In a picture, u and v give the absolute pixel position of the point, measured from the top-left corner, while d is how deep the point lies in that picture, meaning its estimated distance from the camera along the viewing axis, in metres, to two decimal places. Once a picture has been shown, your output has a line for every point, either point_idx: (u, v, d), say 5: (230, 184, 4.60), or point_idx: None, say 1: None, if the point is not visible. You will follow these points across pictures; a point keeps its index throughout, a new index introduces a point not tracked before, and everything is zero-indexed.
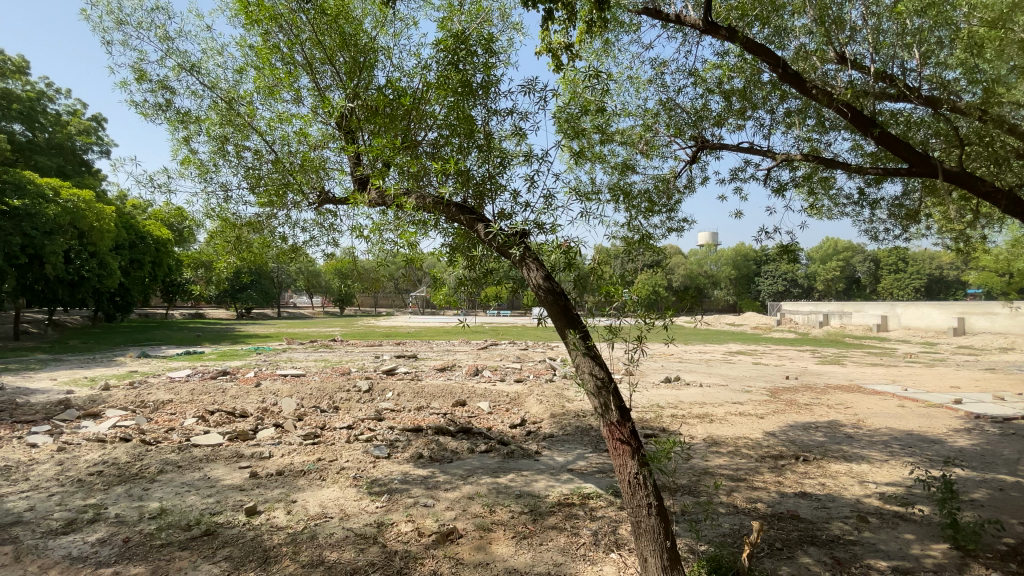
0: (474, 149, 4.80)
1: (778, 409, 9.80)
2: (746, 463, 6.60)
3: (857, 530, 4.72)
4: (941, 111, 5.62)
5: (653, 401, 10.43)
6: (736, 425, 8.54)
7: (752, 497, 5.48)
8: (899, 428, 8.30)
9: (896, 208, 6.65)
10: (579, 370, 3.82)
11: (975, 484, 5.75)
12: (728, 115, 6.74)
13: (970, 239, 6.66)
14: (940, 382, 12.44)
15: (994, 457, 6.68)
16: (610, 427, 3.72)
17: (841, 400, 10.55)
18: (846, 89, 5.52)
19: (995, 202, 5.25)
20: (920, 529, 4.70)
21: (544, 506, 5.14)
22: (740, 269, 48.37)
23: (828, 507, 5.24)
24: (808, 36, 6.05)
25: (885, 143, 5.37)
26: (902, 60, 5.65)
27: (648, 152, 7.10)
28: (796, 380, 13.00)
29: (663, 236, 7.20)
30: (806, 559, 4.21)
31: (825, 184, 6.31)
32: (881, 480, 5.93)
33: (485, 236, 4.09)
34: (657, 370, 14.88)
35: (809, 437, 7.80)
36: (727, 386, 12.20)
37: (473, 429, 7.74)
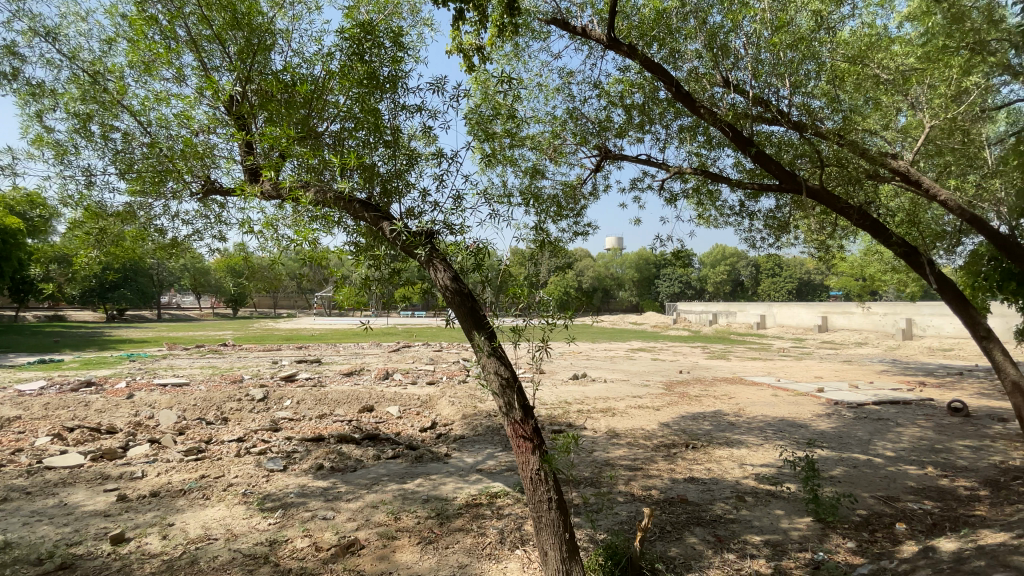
0: (380, 145, 4.64)
1: (672, 401, 10.61)
2: (643, 453, 7.05)
3: (736, 509, 5.23)
4: (807, 135, 6.40)
5: (562, 397, 10.79)
6: (635, 418, 9.08)
7: (648, 485, 5.87)
8: (772, 415, 9.35)
9: (771, 219, 7.47)
10: (485, 370, 3.84)
11: (833, 463, 6.61)
12: (629, 128, 7.16)
13: (828, 248, 7.66)
14: (806, 373, 14.21)
15: (847, 438, 7.75)
16: (514, 426, 3.78)
17: (726, 391, 11.67)
18: (729, 110, 6.11)
19: (847, 216, 6.08)
20: (788, 505, 5.32)
21: (451, 509, 5.09)
22: (643, 272, 51.67)
23: (713, 490, 5.74)
24: (698, 60, 6.59)
25: (760, 161, 6.03)
26: (776, 88, 6.34)
27: (557, 159, 7.33)
28: (689, 374, 14.15)
29: (570, 240, 7.46)
30: (692, 539, 4.59)
31: (711, 197, 6.92)
32: (757, 463, 6.61)
33: (389, 234, 3.98)
34: (567, 367, 15.45)
35: (698, 426, 8.53)
36: (629, 381, 12.99)
37: (380, 435, 7.49)
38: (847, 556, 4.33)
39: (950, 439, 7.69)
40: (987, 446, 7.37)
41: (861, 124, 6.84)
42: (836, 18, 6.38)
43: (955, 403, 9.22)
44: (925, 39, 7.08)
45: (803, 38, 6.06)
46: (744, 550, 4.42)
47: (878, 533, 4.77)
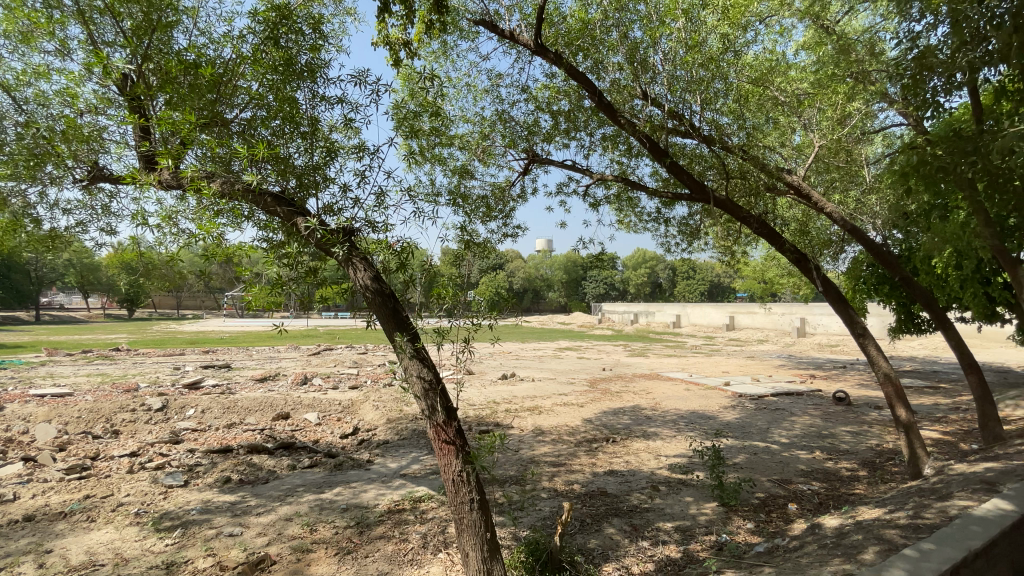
0: (297, 136, 4.41)
1: (595, 397, 11.03)
2: (566, 449, 7.26)
3: (651, 498, 5.53)
4: (716, 149, 6.91)
5: (490, 397, 10.84)
6: (560, 415, 9.33)
7: (570, 480, 6.05)
8: (685, 408, 10.00)
9: (684, 226, 7.98)
10: (407, 372, 3.75)
11: (736, 451, 7.19)
12: (556, 133, 7.34)
13: (733, 254, 8.32)
14: (715, 369, 15.36)
15: (749, 427, 8.47)
16: (437, 429, 3.73)
17: (645, 387, 12.30)
18: (646, 122, 6.47)
19: (748, 224, 6.63)
20: (697, 492, 5.71)
21: (372, 517, 4.94)
22: (571, 273, 53.15)
23: (630, 481, 6.04)
24: (619, 72, 6.89)
25: (673, 171, 6.44)
26: (689, 104, 6.79)
27: (485, 160, 7.35)
28: (611, 372, 14.77)
29: (498, 241, 7.51)
30: (610, 530, 4.79)
31: (631, 203, 7.27)
32: (670, 453, 7.04)
33: (303, 230, 3.79)
34: (495, 367, 15.55)
35: (618, 420, 8.93)
36: (555, 379, 13.32)
37: (295, 443, 7.10)
38: (747, 536, 4.72)
39: (834, 426, 8.65)
40: (863, 430, 8.37)
41: (764, 140, 7.49)
42: (741, 42, 6.96)
43: (838, 393, 10.39)
44: (817, 67, 7.90)
45: (713, 58, 6.55)
46: (657, 537, 4.69)
47: (773, 513, 5.25)
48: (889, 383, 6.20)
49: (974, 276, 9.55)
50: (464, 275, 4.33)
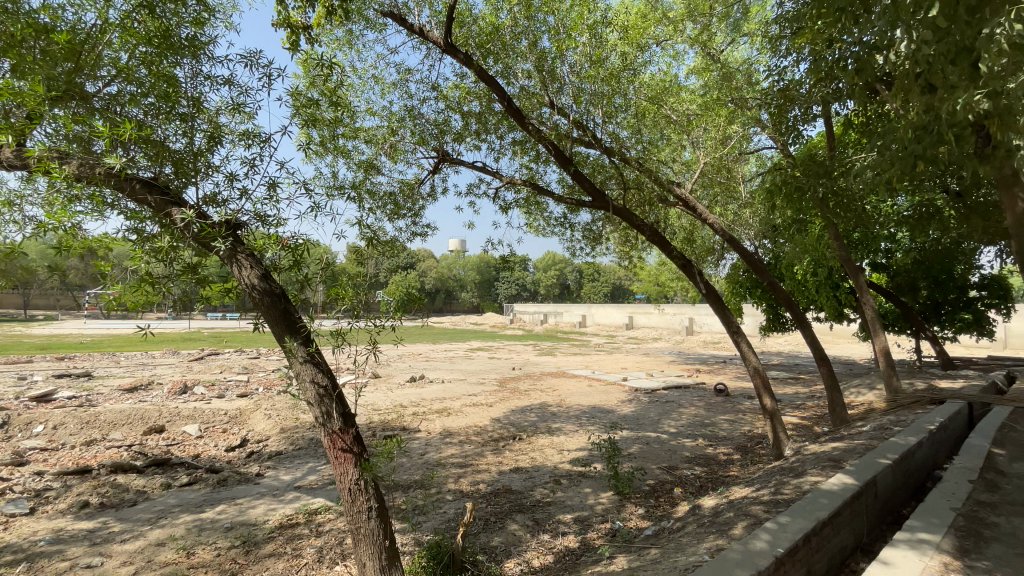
0: (177, 118, 3.97)
1: (503, 397, 11.19)
2: (473, 450, 7.30)
3: (553, 492, 5.74)
4: (616, 159, 7.33)
5: (396, 401, 10.56)
6: (468, 415, 9.36)
7: (475, 480, 6.09)
8: (587, 403, 10.51)
9: (588, 231, 8.34)
10: (299, 378, 3.53)
11: (632, 442, 7.70)
12: (466, 134, 7.34)
13: (631, 258, 8.89)
14: (615, 366, 16.33)
15: (643, 419, 9.13)
16: (333, 437, 3.56)
17: (551, 385, 12.73)
18: (552, 130, 6.69)
19: (643, 232, 7.13)
20: (595, 483, 6.03)
21: (261, 534, 4.59)
22: (483, 274, 53.31)
23: (534, 477, 6.22)
24: (528, 79, 7.07)
25: (577, 179, 6.78)
26: (592, 115, 7.14)
27: (393, 156, 7.16)
28: (519, 371, 15.09)
29: (406, 240, 7.34)
30: (513, 526, 4.90)
31: (538, 207, 7.47)
32: (573, 448, 7.36)
33: (178, 223, 3.40)
34: (404, 369, 15.18)
35: (524, 418, 9.15)
36: (465, 380, 13.33)
37: (171, 459, 6.38)
38: (638, 521, 5.06)
39: (714, 415, 9.60)
40: (738, 418, 9.39)
41: (659, 154, 8.11)
42: (639, 61, 7.46)
43: (719, 385, 11.54)
44: (704, 91, 8.69)
45: (614, 74, 6.96)
46: (557, 529, 4.87)
47: (661, 498, 5.69)
48: (758, 375, 7.00)
49: (825, 281, 11.14)
50: (367, 274, 4.16)
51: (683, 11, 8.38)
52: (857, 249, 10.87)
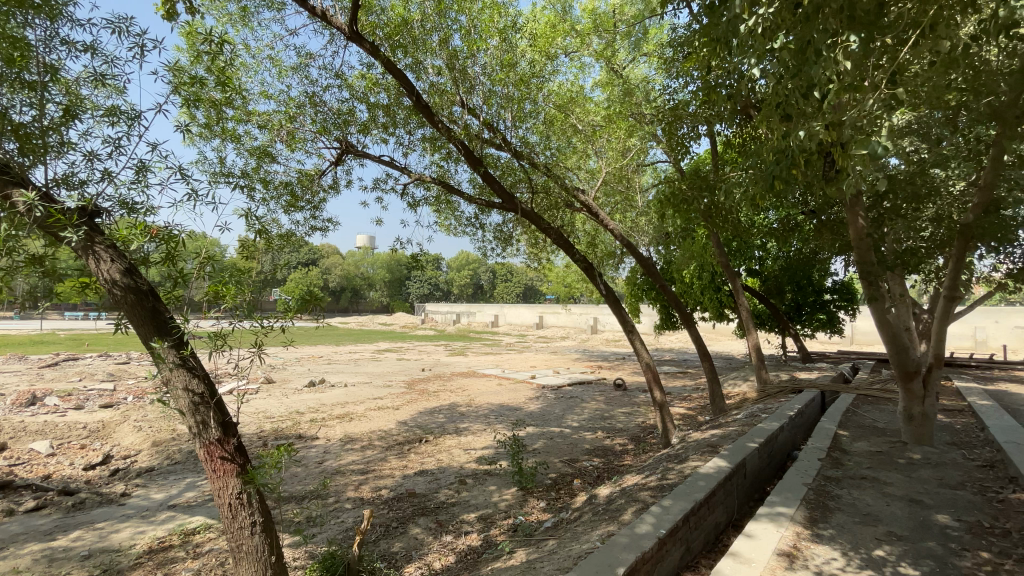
0: (22, 84, 3.40)
1: (410, 399, 10.96)
2: (375, 454, 7.06)
3: (458, 492, 5.73)
4: (525, 163, 7.48)
5: (293, 407, 9.90)
6: (372, 420, 9.03)
7: (377, 486, 5.90)
8: (495, 402, 10.63)
9: (498, 232, 8.39)
10: (170, 385, 3.20)
11: (536, 438, 7.93)
12: (373, 126, 7.09)
13: (539, 259, 9.15)
14: (524, 364, 16.71)
15: (548, 416, 9.42)
16: (210, 448, 3.26)
17: (460, 385, 12.69)
18: (462, 129, 6.67)
19: (549, 235, 7.36)
20: (500, 480, 6.12)
21: (125, 561, 4.07)
22: (393, 273, 51.70)
23: (439, 478, 6.15)
24: (438, 76, 6.99)
25: (486, 180, 6.84)
26: (502, 118, 7.24)
27: (291, 144, 6.71)
28: (429, 372, 14.87)
29: (305, 235, 6.93)
30: (415, 530, 4.82)
31: (448, 207, 7.41)
32: (479, 447, 7.40)
33: (17, 206, 2.92)
34: (303, 373, 14.29)
35: (431, 420, 9.04)
36: (370, 383, 12.83)
37: (11, 482, 5.44)
38: (539, 514, 5.20)
39: (613, 409, 10.18)
40: (634, 410, 10.05)
41: (566, 161, 8.42)
42: (548, 70, 7.70)
43: (618, 381, 12.27)
44: (607, 103, 9.18)
45: (523, 80, 7.12)
46: (460, 528, 4.86)
47: (562, 490, 5.90)
48: (649, 371, 7.54)
49: (709, 284, 12.41)
50: (257, 271, 3.85)
51: (588, 25, 8.80)
52: (735, 257, 12.16)
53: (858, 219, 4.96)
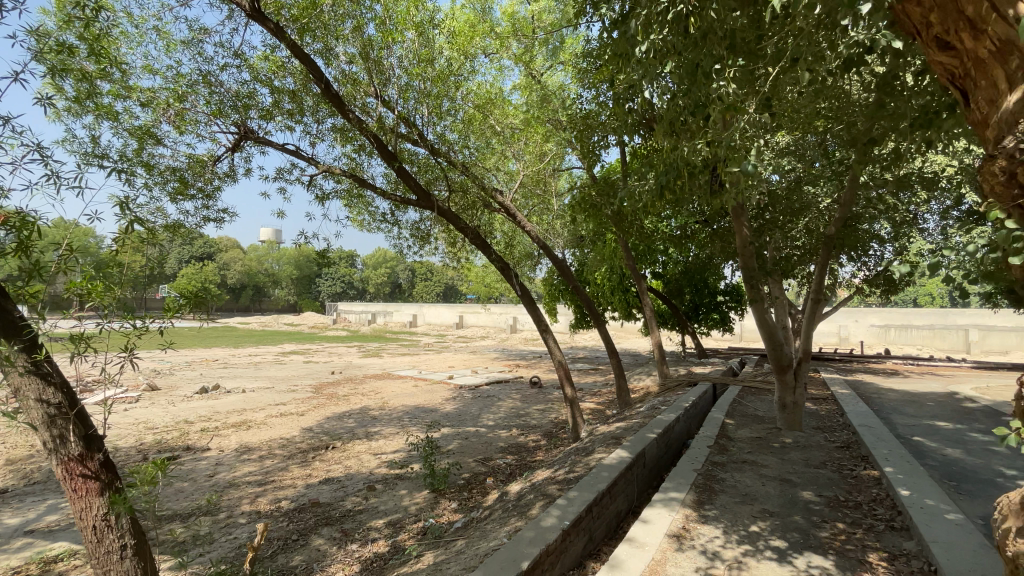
0: None
1: (318, 403, 10.40)
2: (276, 464, 6.61)
3: (366, 499, 5.52)
4: (443, 161, 7.38)
5: (182, 417, 8.98)
6: (274, 427, 8.45)
7: (277, 498, 5.53)
8: (410, 404, 10.41)
9: (415, 230, 8.18)
10: (18, 396, 2.78)
11: (451, 438, 7.88)
12: (277, 112, 6.63)
13: (457, 259, 9.08)
14: (442, 364, 16.54)
15: (464, 416, 9.40)
16: (68, 465, 2.85)
17: (373, 387, 12.26)
18: (375, 122, 6.45)
19: (466, 234, 7.33)
20: (411, 483, 5.99)
21: None
22: (303, 270, 48.70)
23: (346, 486, 5.88)
24: (351, 65, 6.68)
25: (401, 175, 6.67)
26: (420, 114, 7.09)
27: (179, 126, 6.08)
28: (340, 374, 14.21)
29: (197, 226, 6.32)
30: (318, 541, 4.57)
31: (361, 201, 7.11)
32: (390, 450, 7.20)
33: None
34: (195, 379, 13.02)
35: (340, 425, 8.64)
36: (273, 388, 11.99)
37: None
38: (450, 516, 5.12)
39: (528, 406, 10.40)
40: (548, 407, 10.33)
41: (484, 162, 8.43)
42: (468, 69, 7.67)
43: (534, 379, 12.54)
44: (525, 107, 9.33)
45: (441, 77, 7.03)
46: (367, 536, 4.68)
47: (474, 489, 5.89)
48: (561, 368, 7.77)
49: (618, 286, 13.08)
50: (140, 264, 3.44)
51: (508, 28, 8.88)
52: (642, 260, 12.93)
53: (744, 228, 5.49)
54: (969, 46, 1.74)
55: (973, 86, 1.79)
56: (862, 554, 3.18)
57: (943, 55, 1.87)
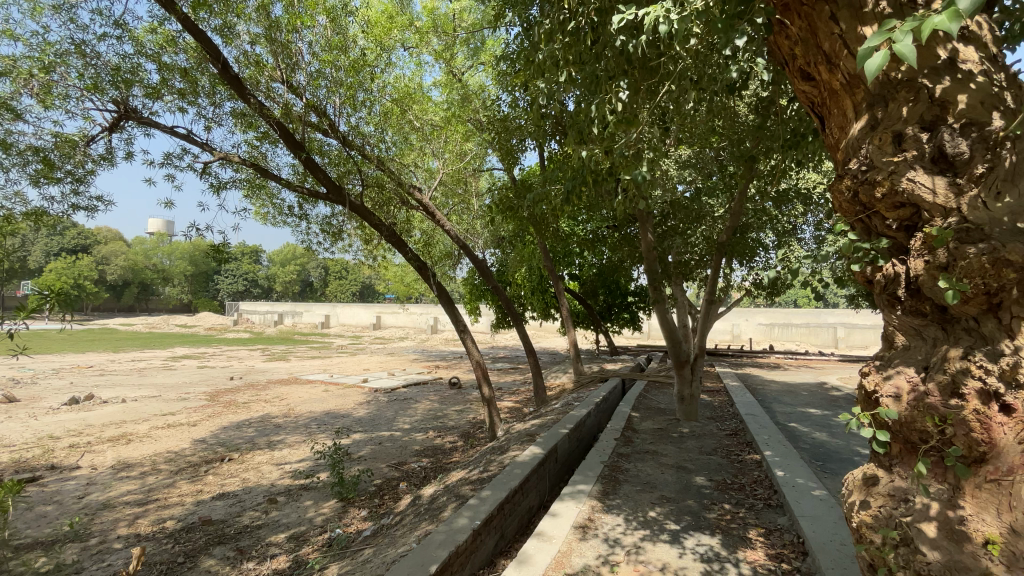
0: None
1: (214, 413, 9.51)
2: (160, 481, 5.95)
3: (266, 513, 5.15)
4: (356, 154, 7.07)
5: (43, 433, 7.79)
6: (160, 440, 7.60)
7: (160, 518, 4.99)
8: (319, 410, 9.86)
9: (326, 226, 7.74)
10: None
11: (363, 444, 7.58)
12: (165, 91, 5.98)
13: (371, 257, 8.74)
14: (356, 367, 15.86)
15: (377, 420, 9.08)
16: None
17: (278, 393, 11.45)
18: (281, 109, 6.04)
19: (381, 231, 7.09)
20: (316, 493, 5.67)
21: None
22: (200, 266, 44.36)
23: (243, 500, 5.44)
24: (254, 45, 6.19)
25: (309, 167, 6.32)
26: (332, 103, 6.74)
27: (42, 99, 5.28)
28: (240, 380, 13.11)
29: (64, 214, 5.51)
30: (208, 562, 4.19)
31: (265, 192, 6.62)
32: (295, 460, 6.77)
33: None
34: (62, 388, 11.37)
35: (239, 435, 7.98)
36: (160, 397, 10.78)
37: None
38: (358, 524, 4.90)
39: (445, 408, 10.27)
40: (466, 408, 10.29)
41: (403, 158, 8.20)
42: (385, 61, 7.42)
43: (452, 379, 12.41)
44: (446, 105, 9.20)
45: (356, 66, 6.72)
46: (265, 552, 4.36)
47: (386, 495, 5.70)
48: (479, 368, 7.77)
49: (537, 287, 13.38)
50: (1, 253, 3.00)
51: (428, 24, 8.70)
52: (560, 262, 13.33)
53: (648, 232, 5.82)
54: (825, 78, 1.98)
55: (828, 113, 2.04)
56: (743, 531, 3.51)
57: (805, 85, 2.11)
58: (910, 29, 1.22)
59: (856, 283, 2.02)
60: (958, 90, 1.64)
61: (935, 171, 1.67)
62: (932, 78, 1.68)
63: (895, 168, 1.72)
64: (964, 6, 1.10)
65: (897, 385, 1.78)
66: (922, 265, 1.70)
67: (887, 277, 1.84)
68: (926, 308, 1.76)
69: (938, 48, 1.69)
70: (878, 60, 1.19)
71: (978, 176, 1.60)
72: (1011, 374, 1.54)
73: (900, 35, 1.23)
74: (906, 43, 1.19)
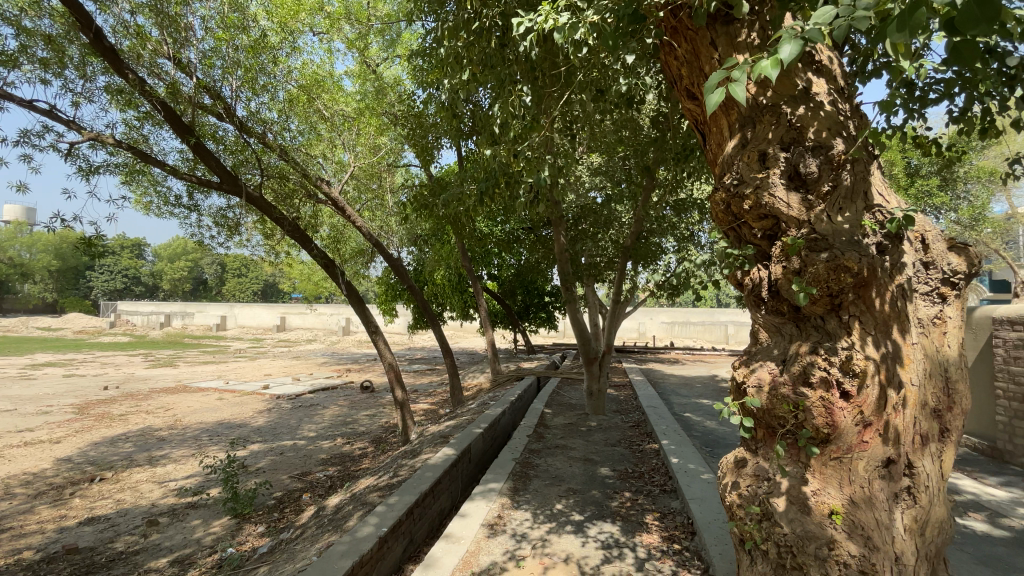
0: None
1: (82, 427, 8.35)
2: (12, 509, 5.13)
3: (145, 536, 4.62)
4: (255, 143, 6.56)
5: None
6: (10, 461, 6.52)
7: (11, 551, 4.30)
8: (212, 420, 9.02)
9: (221, 219, 7.09)
10: None
11: (262, 456, 7.06)
12: (21, 57, 5.14)
13: (274, 253, 8.15)
14: (256, 372, 14.71)
15: (279, 429, 8.51)
16: None
17: (163, 404, 10.31)
18: (167, 87, 5.45)
19: (282, 226, 6.62)
20: (206, 510, 5.19)
21: None
22: (68, 261, 38.69)
23: (118, 524, 4.85)
24: (136, 14, 5.52)
25: (200, 153, 5.75)
26: (229, 85, 6.21)
27: None
28: (116, 390, 11.63)
29: None
30: None
31: (147, 178, 5.92)
32: (182, 476, 6.15)
33: None
34: None
35: (113, 451, 7.08)
36: (12, 411, 9.26)
37: None
38: (254, 541, 4.55)
39: (355, 413, 9.86)
40: (377, 412, 9.95)
41: (310, 149, 7.73)
42: (292, 45, 6.95)
43: (364, 383, 11.95)
44: (358, 96, 8.81)
45: (258, 48, 6.23)
46: None
47: (287, 508, 5.36)
48: (392, 370, 7.55)
49: (454, 287, 13.27)
50: None
51: (340, 10, 8.29)
52: (477, 262, 13.32)
53: (559, 234, 5.98)
54: None
55: (709, 131, 2.23)
56: (641, 516, 3.75)
57: (689, 103, 2.29)
58: (746, 71, 1.37)
59: (730, 285, 2.24)
60: (811, 117, 1.87)
61: (792, 187, 1.89)
62: (791, 105, 1.89)
63: (759, 184, 1.93)
64: (784, 56, 1.25)
65: (760, 377, 1.99)
66: (780, 271, 1.93)
67: (753, 280, 2.06)
68: (784, 308, 1.99)
69: (796, 78, 1.91)
70: (717, 97, 1.31)
71: (825, 193, 1.84)
72: (849, 365, 1.79)
73: (737, 77, 1.37)
74: (741, 84, 1.32)
